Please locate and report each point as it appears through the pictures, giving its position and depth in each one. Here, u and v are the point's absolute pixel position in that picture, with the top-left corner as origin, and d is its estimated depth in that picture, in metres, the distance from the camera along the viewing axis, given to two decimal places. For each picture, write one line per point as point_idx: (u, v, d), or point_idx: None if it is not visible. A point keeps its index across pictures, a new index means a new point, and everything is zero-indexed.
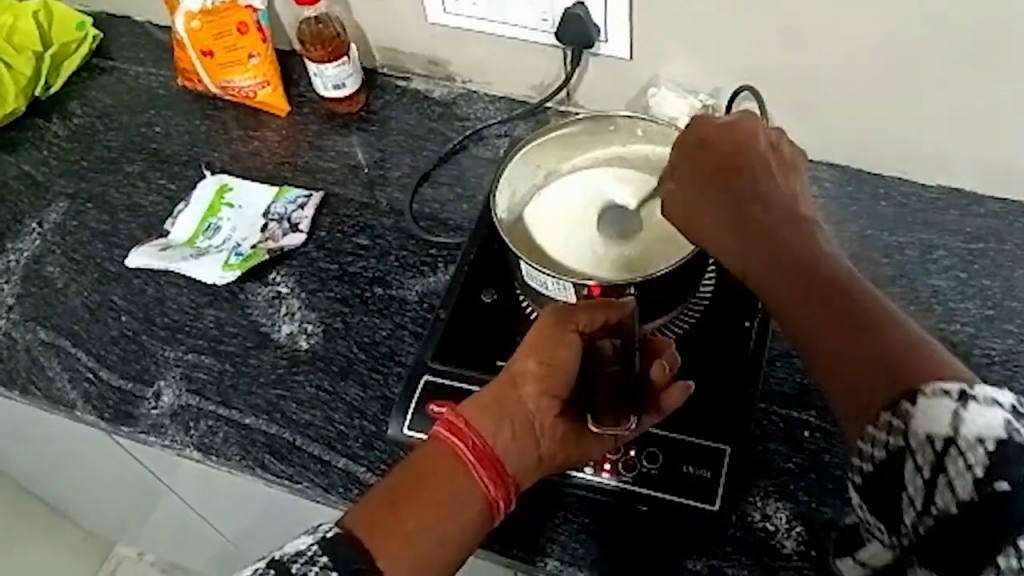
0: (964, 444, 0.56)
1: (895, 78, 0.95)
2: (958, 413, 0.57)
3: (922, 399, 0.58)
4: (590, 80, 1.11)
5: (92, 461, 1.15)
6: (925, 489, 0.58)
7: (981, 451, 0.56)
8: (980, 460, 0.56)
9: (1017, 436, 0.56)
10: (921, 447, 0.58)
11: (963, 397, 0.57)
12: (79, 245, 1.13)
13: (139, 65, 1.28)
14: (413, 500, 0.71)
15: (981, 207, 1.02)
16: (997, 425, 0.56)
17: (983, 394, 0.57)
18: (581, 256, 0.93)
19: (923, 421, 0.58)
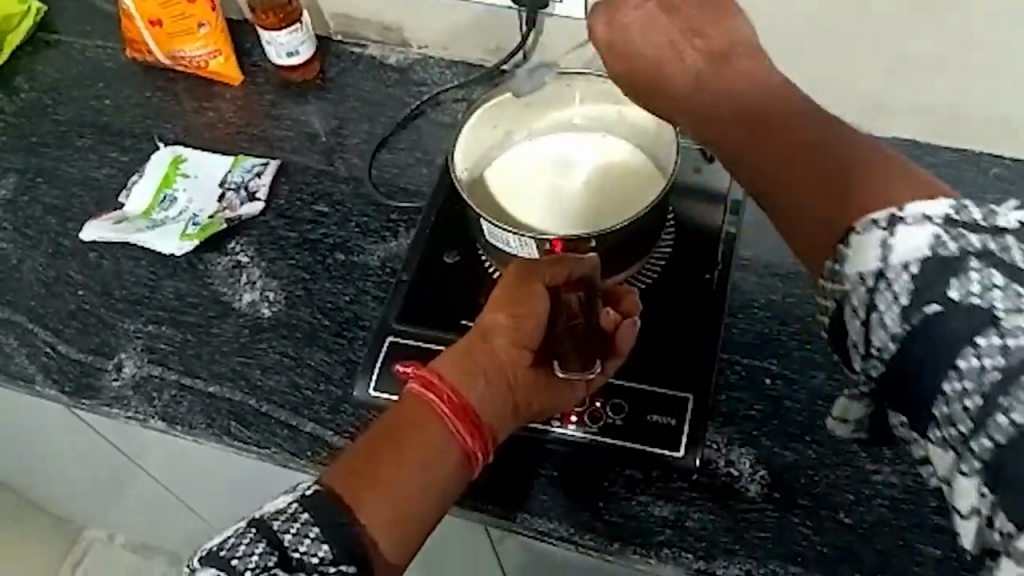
0: (893, 273, 0.54)
1: (841, 41, 0.97)
2: (885, 242, 0.55)
3: (858, 237, 0.56)
4: (546, 42, 1.11)
5: (57, 441, 1.13)
6: (864, 330, 0.56)
7: (906, 276, 0.53)
8: (905, 288, 0.53)
9: (946, 251, 0.52)
10: (855, 287, 0.56)
11: (890, 224, 0.55)
12: (31, 221, 1.11)
13: (86, 38, 1.25)
14: (391, 454, 0.70)
15: (932, 157, 1.04)
16: (928, 244, 0.53)
17: (913, 212, 0.54)
18: (539, 214, 0.94)
19: (860, 256, 0.56)
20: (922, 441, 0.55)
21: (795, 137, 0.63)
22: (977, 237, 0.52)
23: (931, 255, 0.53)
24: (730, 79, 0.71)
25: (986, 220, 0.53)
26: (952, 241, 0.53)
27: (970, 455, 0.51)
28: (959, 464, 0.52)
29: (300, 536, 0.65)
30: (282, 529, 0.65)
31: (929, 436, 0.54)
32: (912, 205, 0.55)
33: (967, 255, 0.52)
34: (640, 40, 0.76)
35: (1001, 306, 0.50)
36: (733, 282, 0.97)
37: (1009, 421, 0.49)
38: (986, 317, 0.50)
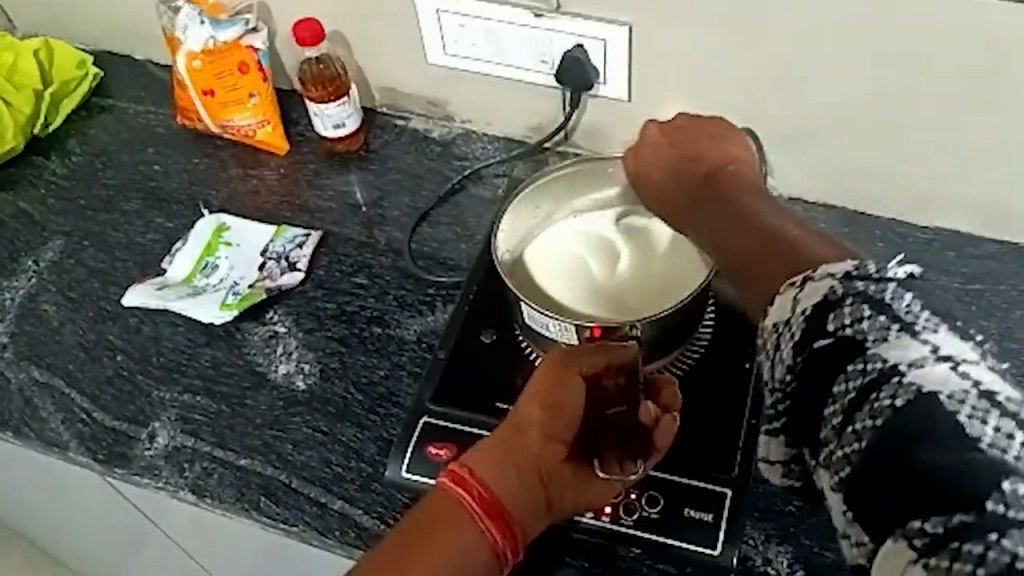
0: (793, 318, 0.63)
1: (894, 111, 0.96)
2: (796, 296, 0.64)
3: (781, 296, 0.65)
4: (588, 122, 1.11)
5: (86, 504, 1.12)
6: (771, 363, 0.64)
7: (802, 318, 0.62)
8: (799, 327, 0.62)
9: (832, 295, 0.61)
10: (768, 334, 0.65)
11: (802, 282, 0.64)
12: (75, 283, 1.12)
13: (139, 104, 1.28)
14: (415, 554, 0.72)
15: (978, 248, 1.03)
16: (820, 296, 0.62)
17: (822, 272, 0.63)
18: (583, 300, 0.93)
19: (775, 308, 0.65)
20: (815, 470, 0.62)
21: (759, 236, 0.78)
22: (863, 283, 0.61)
23: (821, 298, 0.62)
24: (721, 195, 0.86)
25: (880, 274, 0.61)
26: (842, 285, 0.61)
27: (834, 471, 0.59)
28: (830, 482, 0.60)
29: None
30: None
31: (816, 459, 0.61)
32: (823, 268, 0.64)
33: (845, 296, 0.61)
34: (654, 169, 0.92)
35: (870, 337, 0.59)
36: None
37: (861, 433, 0.58)
38: (856, 346, 0.59)
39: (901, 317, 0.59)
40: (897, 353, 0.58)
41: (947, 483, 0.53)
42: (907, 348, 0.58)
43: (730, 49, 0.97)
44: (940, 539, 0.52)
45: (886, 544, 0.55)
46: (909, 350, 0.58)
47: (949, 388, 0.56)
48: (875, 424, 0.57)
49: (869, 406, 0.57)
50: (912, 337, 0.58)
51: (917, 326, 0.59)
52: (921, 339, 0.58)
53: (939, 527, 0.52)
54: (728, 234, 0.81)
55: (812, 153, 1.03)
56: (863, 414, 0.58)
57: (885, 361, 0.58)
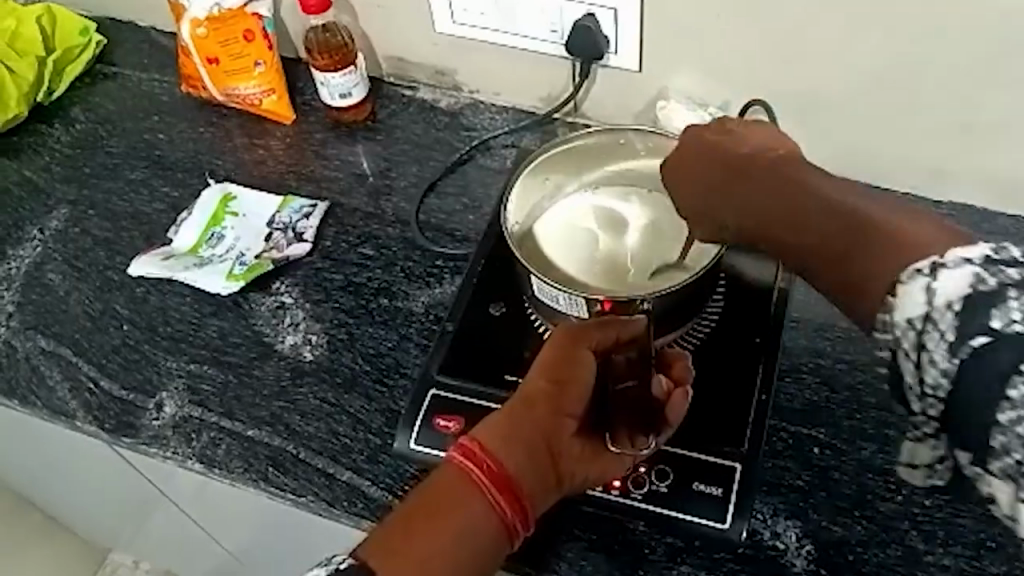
0: (937, 313, 0.60)
1: (900, 88, 0.95)
2: (930, 286, 0.61)
3: (904, 287, 0.63)
4: (598, 92, 1.10)
5: (92, 472, 1.12)
6: (914, 370, 0.62)
7: (949, 314, 0.59)
8: (950, 326, 0.59)
9: (984, 287, 0.59)
10: (903, 333, 0.62)
11: (933, 270, 0.62)
12: (81, 252, 1.12)
13: (143, 71, 1.27)
14: (423, 528, 0.72)
15: (991, 223, 1.02)
16: (965, 284, 0.59)
17: (954, 258, 0.61)
18: (591, 272, 0.93)
19: (904, 307, 0.62)
20: (984, 476, 0.60)
21: (843, 228, 0.72)
22: (1012, 271, 0.59)
23: (971, 292, 0.59)
24: (778, 189, 0.78)
25: (1021, 260, 0.59)
26: (990, 277, 0.59)
27: (1018, 483, 0.58)
28: (1012, 490, 0.58)
29: None
30: None
31: (988, 467, 0.59)
32: (953, 252, 0.62)
33: (1005, 287, 0.58)
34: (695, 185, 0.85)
35: None
36: (784, 344, 0.94)
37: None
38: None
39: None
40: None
41: None
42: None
43: (744, 18, 0.96)
44: None
45: None
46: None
47: None
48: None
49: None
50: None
51: None
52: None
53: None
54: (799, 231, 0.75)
55: (826, 125, 1.01)
56: None
57: None
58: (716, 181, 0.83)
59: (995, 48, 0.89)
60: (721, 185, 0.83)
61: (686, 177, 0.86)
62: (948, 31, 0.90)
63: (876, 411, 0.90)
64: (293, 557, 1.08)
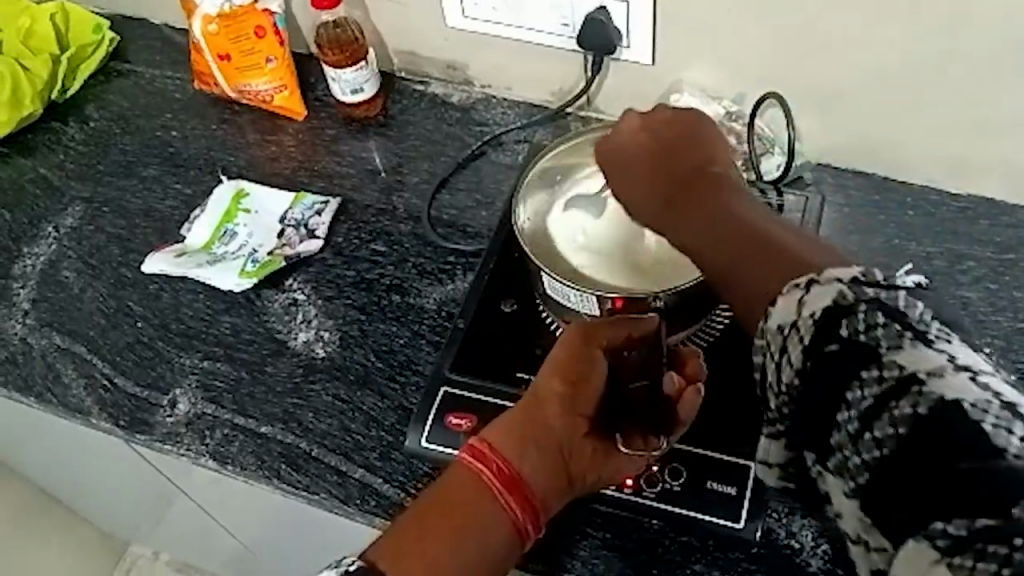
0: (802, 322, 0.60)
1: (904, 86, 0.95)
2: (801, 300, 0.61)
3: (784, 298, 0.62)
4: (610, 85, 1.09)
5: (108, 467, 1.13)
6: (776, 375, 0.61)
7: (809, 320, 0.59)
8: (808, 330, 0.59)
9: (846, 301, 0.58)
10: (773, 338, 0.62)
11: (808, 285, 0.61)
12: (95, 250, 1.12)
13: (156, 68, 1.27)
14: (433, 531, 0.72)
15: (1011, 217, 1.00)
16: (830, 298, 0.59)
17: (828, 276, 0.61)
18: (597, 262, 0.90)
19: (777, 312, 0.62)
20: (824, 475, 0.60)
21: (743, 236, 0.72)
22: (874, 291, 0.58)
23: (835, 304, 0.59)
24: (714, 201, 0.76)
25: (888, 282, 0.59)
26: (850, 290, 0.59)
27: (851, 476, 0.57)
28: (844, 487, 0.58)
29: None
30: None
31: (825, 467, 0.59)
32: (830, 271, 0.61)
33: (861, 302, 0.58)
34: (632, 173, 0.81)
35: (883, 344, 0.56)
36: None
37: (877, 441, 0.56)
38: (868, 353, 0.56)
39: (915, 325, 0.56)
40: (914, 362, 0.55)
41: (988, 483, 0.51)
42: (924, 356, 0.55)
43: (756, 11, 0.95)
44: (965, 542, 0.51)
45: (909, 548, 0.54)
46: (929, 360, 0.55)
47: (972, 396, 0.54)
48: (901, 433, 0.55)
49: (890, 415, 0.55)
50: (928, 347, 0.55)
51: (930, 334, 0.56)
52: (936, 349, 0.55)
53: (964, 530, 0.51)
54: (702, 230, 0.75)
55: (842, 118, 1.00)
56: (884, 424, 0.55)
57: (903, 368, 0.55)
58: (653, 172, 0.80)
59: (996, 41, 0.89)
60: (661, 179, 0.79)
61: (624, 161, 0.82)
62: (948, 24, 0.89)
63: None
64: (306, 553, 1.08)
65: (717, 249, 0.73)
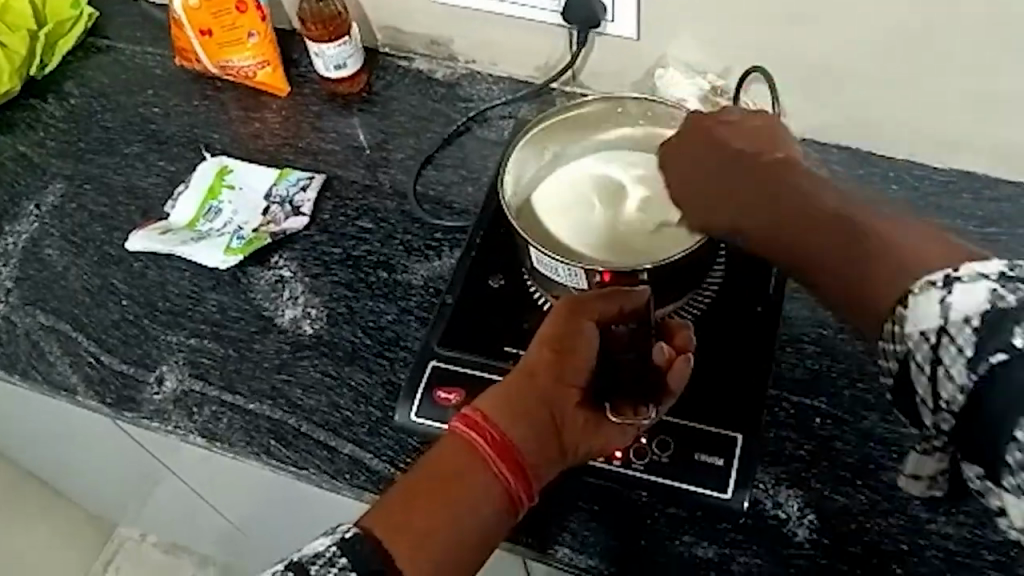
0: (953, 327, 0.56)
1: (889, 60, 0.95)
2: (944, 301, 0.57)
3: (915, 298, 0.59)
4: (595, 59, 1.09)
5: (95, 446, 1.13)
6: (931, 388, 0.58)
7: (968, 329, 0.55)
8: (969, 340, 0.55)
9: (1004, 304, 0.55)
10: (919, 345, 0.58)
11: (947, 284, 0.57)
12: (78, 227, 1.11)
13: (136, 44, 1.26)
14: (425, 499, 0.73)
15: (994, 190, 1.01)
16: (984, 299, 0.55)
17: (967, 271, 0.57)
18: (584, 238, 0.91)
19: (918, 317, 0.58)
20: (995, 489, 0.57)
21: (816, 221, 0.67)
22: None
23: (992, 307, 0.55)
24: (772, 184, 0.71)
25: None
26: (1009, 293, 0.55)
27: None
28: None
29: None
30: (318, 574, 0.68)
31: (1001, 483, 0.56)
32: (969, 265, 0.57)
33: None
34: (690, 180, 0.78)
35: None
36: (785, 314, 0.94)
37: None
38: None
39: None
40: None
41: None
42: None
43: None
44: None
45: None
46: None
47: None
48: None
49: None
50: None
51: None
52: None
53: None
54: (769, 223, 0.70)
55: (827, 92, 1.01)
56: None
57: None
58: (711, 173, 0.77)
59: (973, 15, 0.89)
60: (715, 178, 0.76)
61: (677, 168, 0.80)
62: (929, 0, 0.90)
63: (876, 380, 0.90)
64: (295, 529, 1.08)
65: (789, 237, 0.68)
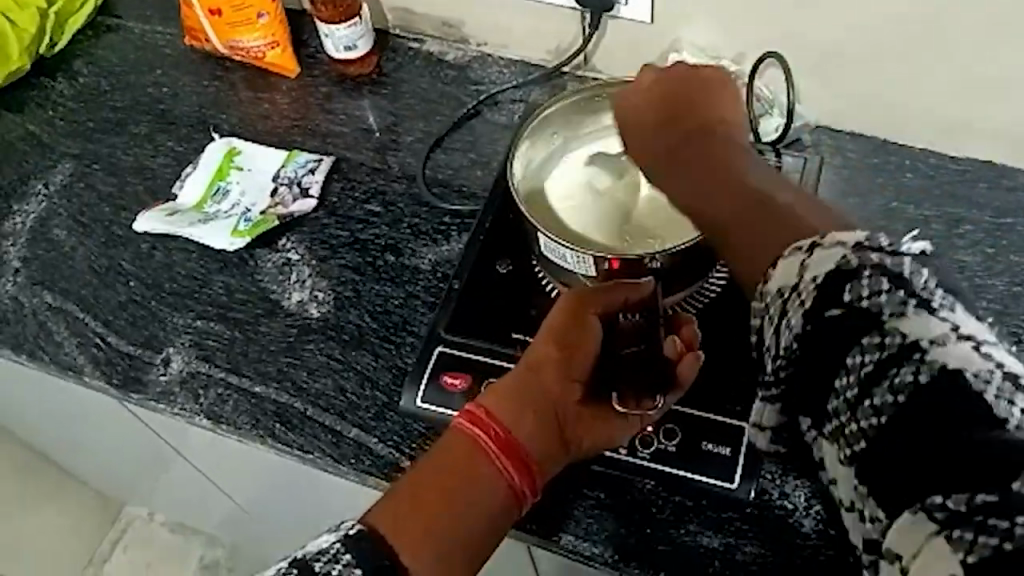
0: (803, 285, 0.63)
1: (905, 47, 0.94)
2: (804, 263, 0.63)
3: (784, 261, 0.65)
4: (608, 43, 1.08)
5: (102, 427, 1.13)
6: (781, 340, 0.64)
7: (812, 286, 0.62)
8: (811, 294, 0.62)
9: (849, 266, 0.61)
10: (772, 300, 0.65)
11: (811, 249, 0.64)
12: (86, 207, 1.11)
13: (146, 23, 1.25)
14: (429, 495, 0.73)
15: (1010, 179, 1.00)
16: (834, 262, 0.61)
17: (832, 240, 0.63)
18: (596, 228, 0.91)
19: (781, 273, 0.65)
20: (818, 442, 0.63)
21: (747, 202, 0.75)
22: (876, 255, 0.60)
23: (837, 268, 0.61)
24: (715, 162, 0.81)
25: (891, 248, 0.61)
26: (854, 257, 0.61)
27: (846, 443, 0.60)
28: (839, 453, 0.60)
29: None
30: (323, 571, 0.67)
31: (821, 431, 0.62)
32: (833, 234, 0.63)
33: (863, 267, 0.60)
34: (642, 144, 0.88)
35: (885, 311, 0.59)
36: None
37: (875, 408, 0.58)
38: (866, 321, 0.59)
39: (919, 293, 0.59)
40: (915, 330, 0.58)
41: (987, 450, 0.53)
42: (925, 324, 0.58)
43: None
44: (961, 511, 0.53)
45: (906, 518, 0.56)
46: (928, 328, 0.57)
47: (973, 367, 0.56)
48: (898, 401, 0.57)
49: (891, 381, 0.58)
50: (928, 315, 0.58)
51: (934, 304, 0.58)
52: (936, 318, 0.58)
53: (963, 505, 0.53)
54: (711, 200, 0.78)
55: (841, 78, 0.99)
56: (884, 390, 0.58)
57: (905, 337, 0.58)
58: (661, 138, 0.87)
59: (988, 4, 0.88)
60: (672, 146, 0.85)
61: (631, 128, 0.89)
62: None
63: None
64: (302, 512, 1.08)
65: (719, 205, 0.77)
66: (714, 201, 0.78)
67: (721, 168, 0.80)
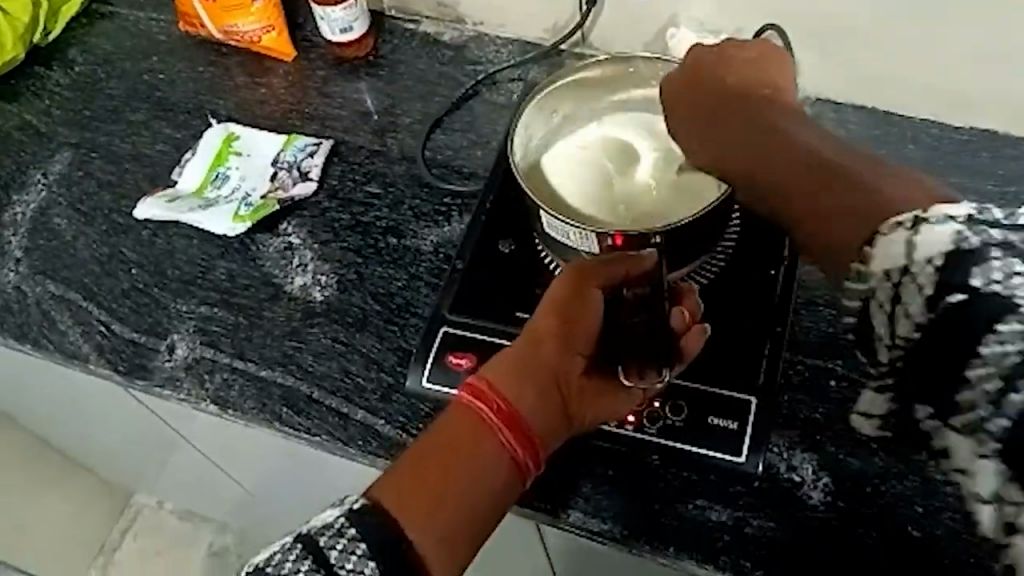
0: (917, 269, 0.55)
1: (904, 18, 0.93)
2: (912, 241, 0.56)
3: (883, 239, 0.58)
4: (605, 20, 1.07)
5: (109, 415, 1.14)
6: (895, 326, 0.56)
7: (930, 269, 0.54)
8: (929, 279, 0.54)
9: (967, 245, 0.53)
10: (881, 284, 0.57)
11: (916, 224, 0.56)
12: (85, 196, 1.11)
13: (140, 10, 1.24)
14: (434, 471, 0.72)
15: (1013, 148, 0.99)
16: (949, 239, 0.54)
17: (938, 213, 0.55)
18: (597, 202, 0.90)
19: (880, 255, 0.57)
20: (941, 430, 0.54)
21: (807, 162, 0.69)
22: (998, 232, 0.52)
23: (954, 248, 0.53)
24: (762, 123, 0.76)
25: (1010, 221, 0.53)
26: (973, 234, 0.53)
27: (983, 437, 0.51)
28: (972, 447, 0.52)
29: (346, 553, 0.66)
30: (328, 545, 0.66)
31: (948, 422, 0.54)
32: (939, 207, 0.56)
33: (988, 246, 0.52)
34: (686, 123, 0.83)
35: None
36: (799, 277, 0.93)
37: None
38: (1004, 304, 0.50)
39: None
40: None
41: None
42: None
43: None
44: None
45: None
46: None
47: None
48: None
49: None
50: None
51: None
52: None
53: None
54: (770, 164, 0.72)
55: (840, 50, 0.99)
56: None
57: None
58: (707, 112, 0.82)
59: None
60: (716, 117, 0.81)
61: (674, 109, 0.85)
62: None
63: None
64: (310, 495, 1.09)
65: (775, 165, 0.71)
66: (769, 166, 0.72)
67: (769, 131, 0.75)
